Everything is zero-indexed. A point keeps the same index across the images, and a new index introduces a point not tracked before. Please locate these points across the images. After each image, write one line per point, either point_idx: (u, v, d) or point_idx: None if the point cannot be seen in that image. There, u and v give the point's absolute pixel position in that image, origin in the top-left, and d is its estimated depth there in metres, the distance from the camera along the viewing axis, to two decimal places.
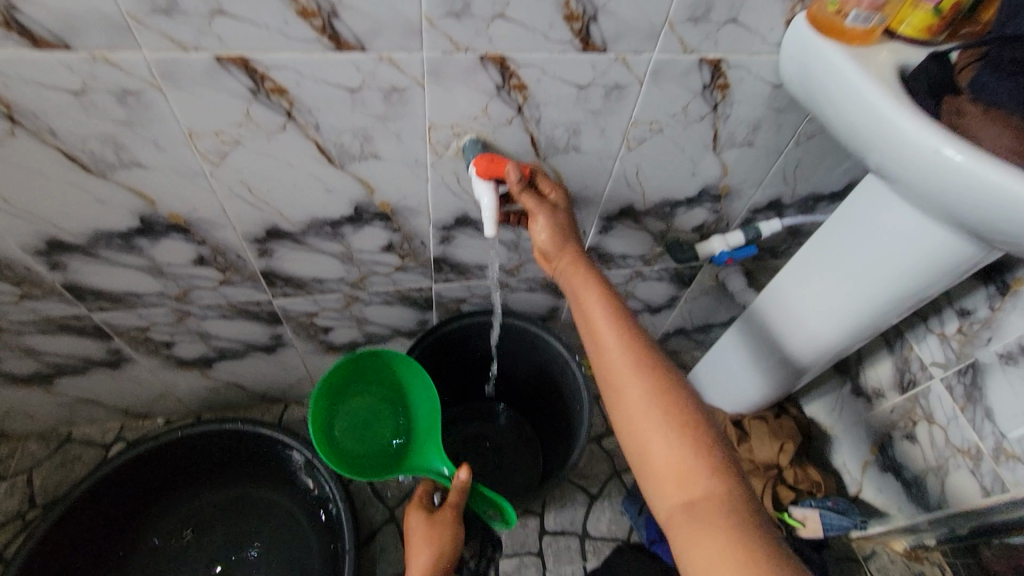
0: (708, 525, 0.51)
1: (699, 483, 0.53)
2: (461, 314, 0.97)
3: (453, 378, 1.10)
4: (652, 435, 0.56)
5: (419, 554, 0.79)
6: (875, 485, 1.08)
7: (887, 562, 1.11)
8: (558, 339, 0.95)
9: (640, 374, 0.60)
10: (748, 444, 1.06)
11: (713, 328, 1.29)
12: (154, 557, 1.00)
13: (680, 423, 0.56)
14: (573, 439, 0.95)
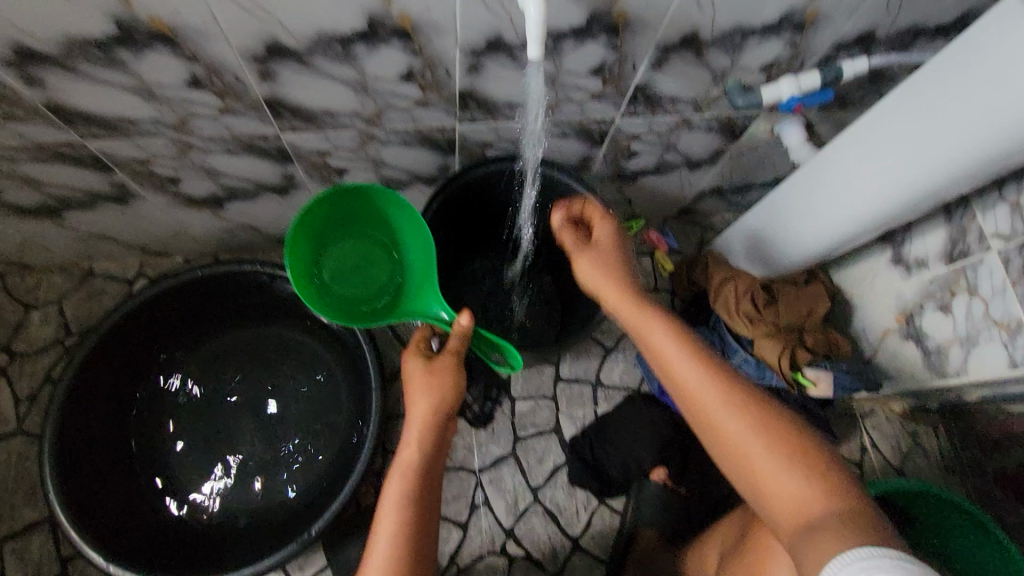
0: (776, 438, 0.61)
1: (781, 487, 0.59)
2: (490, 159, 0.90)
3: (473, 224, 1.06)
4: (735, 438, 0.62)
5: (419, 399, 0.71)
6: (891, 352, 1.09)
7: (882, 419, 1.19)
8: (591, 191, 0.89)
9: (725, 404, 0.64)
10: (773, 308, 1.03)
11: (753, 189, 1.19)
12: (187, 388, 1.03)
13: (762, 435, 0.62)
14: (597, 294, 0.94)
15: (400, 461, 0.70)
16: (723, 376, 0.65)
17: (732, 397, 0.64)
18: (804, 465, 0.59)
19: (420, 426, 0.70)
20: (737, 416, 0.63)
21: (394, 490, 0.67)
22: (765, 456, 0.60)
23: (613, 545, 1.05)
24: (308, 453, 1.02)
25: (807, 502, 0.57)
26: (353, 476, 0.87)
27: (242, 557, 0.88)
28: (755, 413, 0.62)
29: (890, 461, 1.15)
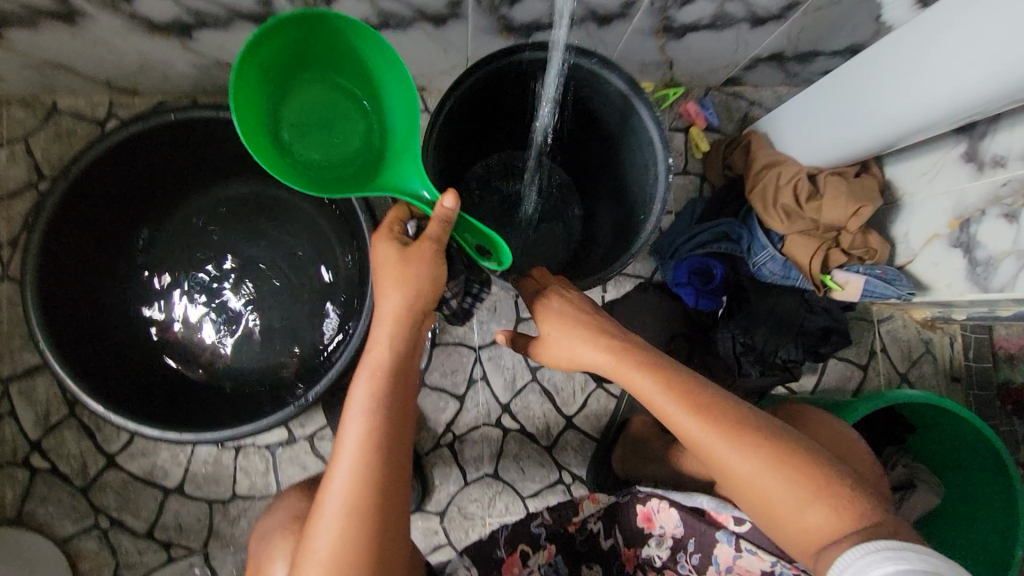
0: (783, 460, 0.56)
1: (768, 482, 0.56)
2: (518, 46, 0.71)
3: (483, 142, 0.90)
4: (716, 450, 0.58)
5: (391, 295, 0.60)
6: (932, 258, 0.99)
7: (899, 325, 1.14)
8: (645, 103, 0.73)
9: (700, 415, 0.58)
10: (816, 203, 0.93)
11: (819, 57, 1.01)
12: (174, 246, 0.98)
13: (744, 438, 0.57)
14: (633, 205, 0.81)
15: (369, 364, 0.58)
16: (719, 410, 0.59)
17: (729, 427, 0.58)
18: (812, 483, 0.55)
19: (395, 325, 0.59)
20: (742, 450, 0.57)
21: (366, 393, 0.56)
22: (774, 486, 0.56)
23: (606, 426, 1.07)
24: (303, 321, 0.98)
25: (826, 523, 0.54)
26: (350, 346, 0.84)
27: (245, 414, 0.89)
28: (755, 440, 0.57)
29: (897, 367, 1.13)
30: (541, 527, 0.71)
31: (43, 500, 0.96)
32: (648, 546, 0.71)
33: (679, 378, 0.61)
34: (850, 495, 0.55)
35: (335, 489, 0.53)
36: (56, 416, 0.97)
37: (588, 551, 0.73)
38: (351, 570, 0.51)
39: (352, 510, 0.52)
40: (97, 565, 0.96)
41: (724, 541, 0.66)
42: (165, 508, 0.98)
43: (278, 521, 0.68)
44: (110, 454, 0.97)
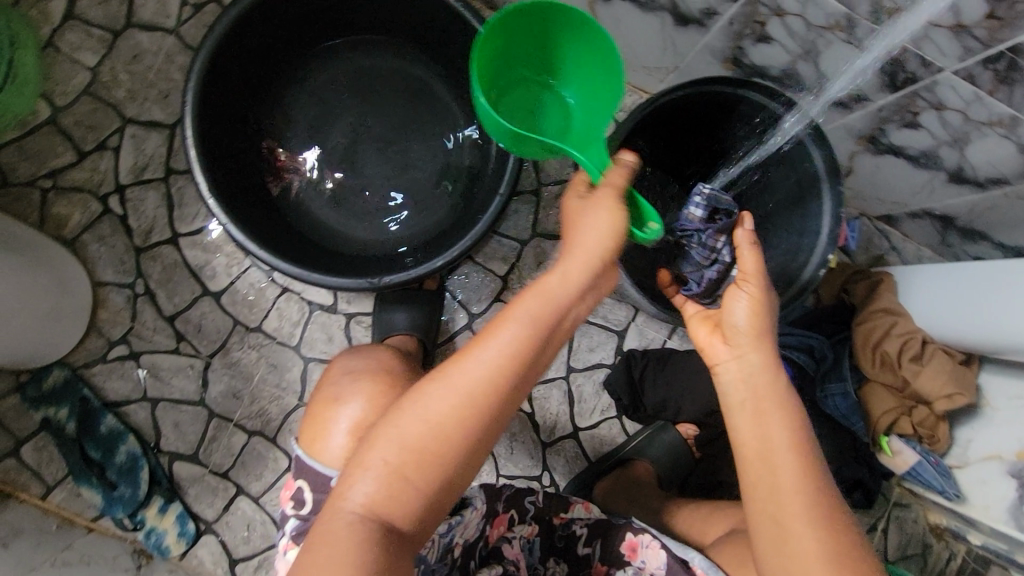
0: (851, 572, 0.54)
1: None
2: (762, 83, 0.72)
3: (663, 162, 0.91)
4: (797, 522, 0.56)
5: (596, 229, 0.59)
6: (983, 474, 0.98)
7: (909, 518, 1.13)
8: (835, 196, 0.74)
9: (806, 480, 0.58)
10: (917, 367, 0.92)
11: (985, 241, 0.99)
12: (332, 88, 1.01)
13: (826, 525, 0.56)
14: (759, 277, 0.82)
15: (540, 288, 0.56)
16: (821, 495, 0.57)
17: (821, 515, 0.56)
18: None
19: (577, 261, 0.58)
20: (820, 542, 0.55)
21: (527, 307, 0.55)
22: None
23: (604, 455, 1.07)
24: (405, 213, 1.00)
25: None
26: (447, 254, 0.84)
27: (324, 261, 0.90)
28: (838, 540, 0.55)
29: (886, 553, 1.12)
30: (532, 504, 0.73)
31: (100, 239, 0.98)
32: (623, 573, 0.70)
33: (804, 440, 0.60)
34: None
35: (460, 371, 0.52)
36: (150, 174, 1.00)
37: (563, 546, 0.74)
38: (437, 444, 0.51)
39: (462, 401, 0.51)
40: (113, 320, 0.98)
41: None
42: (196, 305, 1.00)
43: (371, 368, 0.69)
44: (176, 233, 1.00)
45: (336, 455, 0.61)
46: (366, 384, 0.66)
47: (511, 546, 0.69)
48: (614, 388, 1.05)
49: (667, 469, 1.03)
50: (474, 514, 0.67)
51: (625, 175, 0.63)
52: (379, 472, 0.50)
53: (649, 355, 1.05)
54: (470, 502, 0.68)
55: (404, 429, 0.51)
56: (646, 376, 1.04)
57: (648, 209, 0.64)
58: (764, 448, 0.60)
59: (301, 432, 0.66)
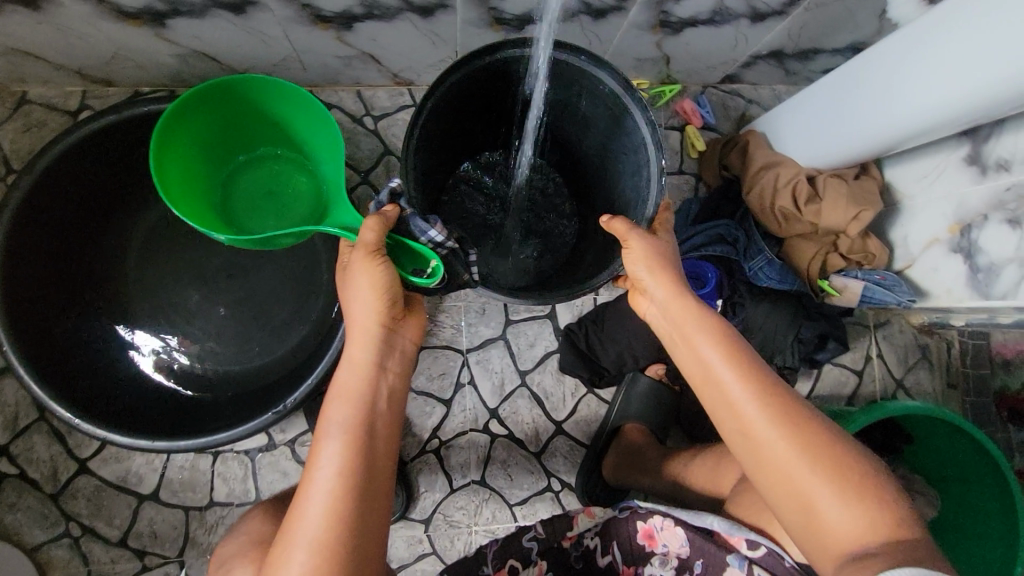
0: (827, 455, 0.54)
1: (803, 476, 0.54)
2: (506, 40, 0.69)
3: (473, 146, 0.87)
4: (757, 424, 0.56)
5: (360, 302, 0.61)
6: (931, 264, 0.97)
7: (896, 330, 1.12)
8: (637, 105, 0.70)
9: (747, 381, 0.57)
10: (816, 206, 0.90)
11: (820, 54, 0.98)
12: (151, 245, 0.94)
13: (781, 413, 0.56)
14: (621, 208, 0.79)
15: (342, 391, 0.58)
16: (772, 394, 0.57)
17: (765, 401, 0.56)
18: (851, 482, 0.53)
19: (356, 364, 0.60)
20: (788, 435, 0.55)
21: (342, 411, 0.56)
22: (807, 475, 0.54)
23: (596, 432, 1.04)
24: (284, 319, 0.95)
25: (860, 524, 0.52)
26: (334, 345, 0.81)
27: (228, 413, 0.86)
28: (805, 430, 0.55)
29: (892, 373, 1.11)
30: (534, 541, 0.71)
31: (11, 507, 0.92)
32: (652, 566, 0.70)
33: (738, 345, 0.60)
34: (889, 501, 0.52)
35: (297, 526, 0.50)
36: (26, 420, 0.93)
37: (583, 567, 0.71)
38: None
39: (314, 548, 0.49)
40: (68, 574, 0.92)
41: (736, 565, 0.65)
42: (139, 516, 0.94)
43: (240, 545, 0.61)
44: (82, 460, 0.94)
45: None
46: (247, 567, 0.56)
47: None
48: (571, 369, 1.02)
49: (655, 415, 1.02)
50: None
51: (376, 227, 0.62)
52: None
53: (585, 321, 1.02)
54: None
55: None
56: (593, 341, 1.02)
57: (423, 250, 0.66)
58: (704, 370, 0.60)
59: None
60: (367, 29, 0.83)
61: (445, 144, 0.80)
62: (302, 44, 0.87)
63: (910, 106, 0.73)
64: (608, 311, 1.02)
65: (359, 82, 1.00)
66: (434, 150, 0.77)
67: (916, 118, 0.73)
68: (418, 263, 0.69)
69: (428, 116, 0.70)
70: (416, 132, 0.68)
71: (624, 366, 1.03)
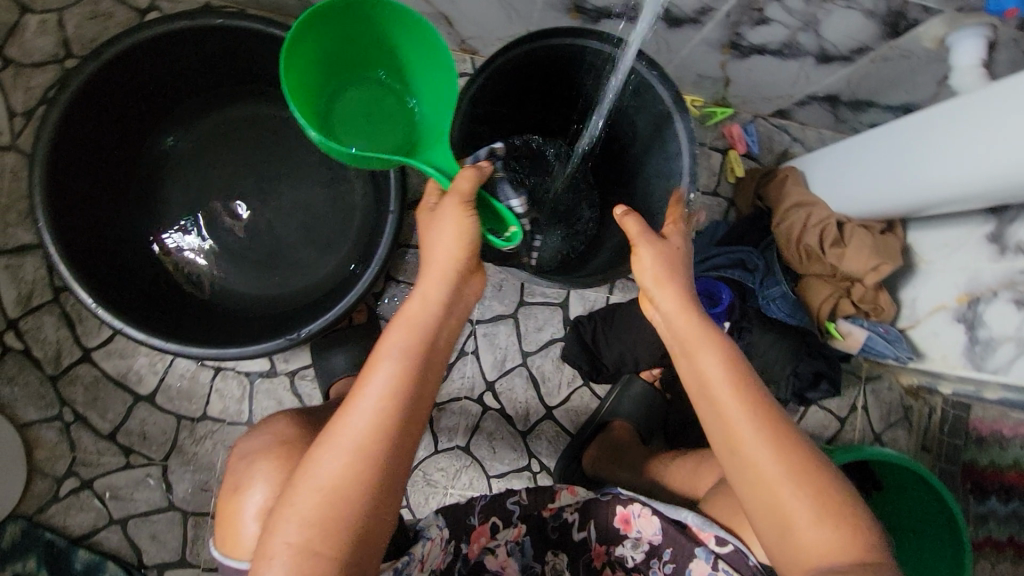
0: (811, 480, 0.58)
1: (785, 493, 0.58)
2: (580, 30, 0.71)
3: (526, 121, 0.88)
4: (747, 440, 0.59)
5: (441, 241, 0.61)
6: (934, 328, 1.01)
7: (885, 386, 1.16)
8: (683, 122, 0.72)
9: (744, 398, 0.60)
10: (839, 250, 0.93)
11: (873, 108, 1.00)
12: (194, 156, 0.96)
13: (772, 433, 0.59)
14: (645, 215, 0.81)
15: (406, 319, 0.58)
16: (769, 415, 0.60)
17: (759, 420, 0.59)
18: (831, 507, 0.57)
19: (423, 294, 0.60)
20: (776, 453, 0.58)
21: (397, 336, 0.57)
22: (789, 492, 0.58)
23: (583, 423, 1.08)
24: (309, 253, 0.97)
25: (831, 546, 0.56)
26: (354, 290, 0.83)
27: (239, 332, 0.88)
28: (795, 452, 0.59)
29: (873, 426, 1.15)
30: (516, 506, 0.72)
31: (10, 380, 0.93)
32: (623, 547, 0.74)
33: (737, 363, 0.62)
34: (862, 530, 0.56)
35: (343, 429, 0.52)
36: (38, 300, 0.95)
37: (558, 538, 0.76)
38: (343, 501, 0.50)
39: (354, 454, 0.51)
40: (52, 456, 0.94)
41: (703, 556, 0.69)
42: (132, 415, 0.96)
43: (266, 442, 0.66)
44: (86, 350, 0.95)
45: (248, 544, 0.60)
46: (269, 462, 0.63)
47: (494, 555, 0.71)
48: (572, 359, 1.05)
49: (643, 418, 1.06)
50: (433, 544, 0.66)
51: (472, 179, 0.60)
52: (286, 556, 0.49)
53: (595, 316, 1.05)
54: (424, 534, 0.68)
55: (313, 483, 0.50)
56: (598, 337, 1.05)
57: (506, 215, 0.67)
58: (704, 383, 0.62)
59: (217, 532, 0.66)
60: None
61: (496, 114, 0.81)
62: None
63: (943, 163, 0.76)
64: (619, 311, 1.04)
65: None
66: (485, 117, 0.79)
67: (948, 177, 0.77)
68: (497, 224, 0.69)
69: (482, 81, 0.72)
70: (466, 93, 0.70)
71: (623, 365, 1.06)
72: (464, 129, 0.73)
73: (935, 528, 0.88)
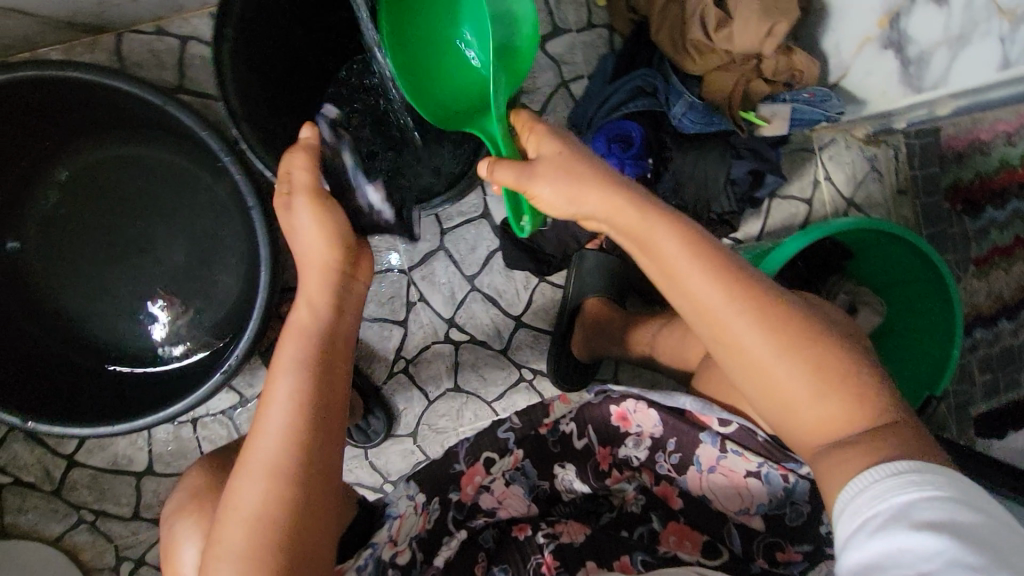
0: (809, 355, 0.49)
1: (775, 366, 0.49)
2: None
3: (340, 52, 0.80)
4: (725, 315, 0.51)
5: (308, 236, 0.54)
6: (865, 67, 0.90)
7: (842, 148, 1.10)
8: None
9: (721, 269, 0.52)
10: (731, 28, 0.83)
11: None
12: (49, 236, 0.91)
13: (752, 301, 0.50)
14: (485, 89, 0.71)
15: (299, 335, 0.53)
16: (750, 291, 0.51)
17: (734, 289, 0.51)
18: (832, 376, 0.48)
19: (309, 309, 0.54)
20: (761, 325, 0.50)
21: (289, 362, 0.51)
22: (785, 370, 0.49)
23: (556, 316, 1.06)
24: (214, 274, 0.94)
25: (837, 417, 0.48)
26: (259, 300, 0.82)
27: (177, 387, 0.89)
28: (784, 327, 0.50)
29: (842, 193, 1.10)
30: (509, 432, 0.67)
31: (20, 510, 0.96)
32: (626, 447, 0.69)
33: (706, 246, 0.53)
34: (870, 389, 0.48)
35: (253, 455, 0.48)
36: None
37: (561, 450, 0.69)
38: (262, 534, 0.46)
39: (272, 478, 0.47)
40: (97, 553, 0.99)
41: (709, 442, 0.63)
42: (143, 490, 0.99)
43: (181, 496, 0.63)
44: (69, 455, 0.97)
45: None
46: (187, 519, 0.57)
47: (490, 492, 0.66)
48: (517, 265, 1.01)
49: (610, 285, 1.02)
50: (405, 519, 0.60)
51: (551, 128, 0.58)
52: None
53: None
54: (391, 513, 0.61)
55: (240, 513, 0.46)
56: (531, 231, 0.98)
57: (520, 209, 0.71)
58: (663, 265, 0.54)
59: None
60: None
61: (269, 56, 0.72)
62: None
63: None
64: None
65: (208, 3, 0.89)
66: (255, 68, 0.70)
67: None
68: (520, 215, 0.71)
69: (235, 30, 0.65)
70: (222, 50, 0.64)
71: (567, 247, 1.01)
72: (245, 89, 0.68)
73: (916, 282, 0.85)
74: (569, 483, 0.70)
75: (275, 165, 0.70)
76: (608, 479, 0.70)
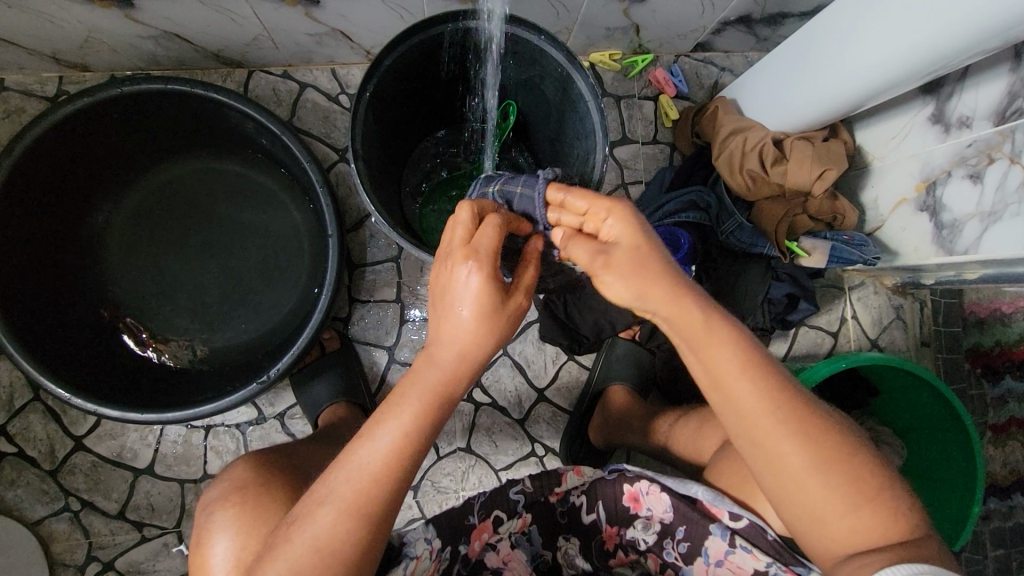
0: (849, 470, 0.50)
1: (813, 486, 0.50)
2: (447, 14, 0.73)
3: (426, 123, 0.92)
4: (773, 438, 0.50)
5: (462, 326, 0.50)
6: (900, 223, 0.99)
7: (870, 292, 1.14)
8: (565, 56, 0.72)
9: (774, 386, 0.50)
10: (784, 166, 0.92)
11: (787, 21, 0.97)
12: (135, 224, 0.99)
13: (799, 422, 0.50)
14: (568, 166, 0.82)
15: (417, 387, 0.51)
16: (796, 407, 0.50)
17: (784, 410, 0.49)
18: (865, 489, 0.49)
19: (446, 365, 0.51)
20: (806, 448, 0.49)
21: (405, 418, 0.50)
22: (821, 487, 0.50)
23: (578, 398, 1.08)
24: (270, 290, 1.00)
25: (867, 529, 0.49)
26: (312, 321, 0.84)
27: (209, 391, 0.92)
28: (825, 445, 0.50)
29: (867, 334, 1.13)
30: (521, 495, 0.67)
31: (10, 485, 0.95)
32: (634, 529, 0.68)
33: (766, 363, 0.51)
34: (898, 506, 0.50)
35: (334, 483, 0.50)
36: (21, 400, 0.96)
37: (568, 523, 0.70)
38: (325, 562, 0.49)
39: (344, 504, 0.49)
40: (69, 547, 0.96)
41: (717, 534, 0.62)
42: (136, 489, 0.97)
43: (222, 490, 0.68)
44: (78, 438, 0.97)
45: None
46: (228, 510, 0.64)
47: (496, 551, 0.66)
48: (550, 338, 1.04)
49: (634, 377, 1.04)
50: (420, 561, 0.60)
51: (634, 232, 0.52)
52: None
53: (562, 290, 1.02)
54: (409, 552, 0.61)
55: (307, 535, 0.49)
56: (571, 310, 1.02)
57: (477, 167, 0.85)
58: (718, 381, 0.51)
59: None
60: (334, 5, 0.82)
61: (396, 112, 0.83)
62: (270, 23, 0.87)
63: (869, 65, 0.73)
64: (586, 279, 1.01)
65: (333, 60, 1.02)
66: (385, 120, 0.81)
67: (878, 71, 0.73)
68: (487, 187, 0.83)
69: (377, 85, 0.73)
70: (364, 97, 0.71)
71: (602, 332, 1.03)
72: (368, 135, 0.74)
73: (938, 426, 0.88)
74: (571, 559, 0.70)
75: (384, 204, 0.77)
76: (612, 560, 0.71)
